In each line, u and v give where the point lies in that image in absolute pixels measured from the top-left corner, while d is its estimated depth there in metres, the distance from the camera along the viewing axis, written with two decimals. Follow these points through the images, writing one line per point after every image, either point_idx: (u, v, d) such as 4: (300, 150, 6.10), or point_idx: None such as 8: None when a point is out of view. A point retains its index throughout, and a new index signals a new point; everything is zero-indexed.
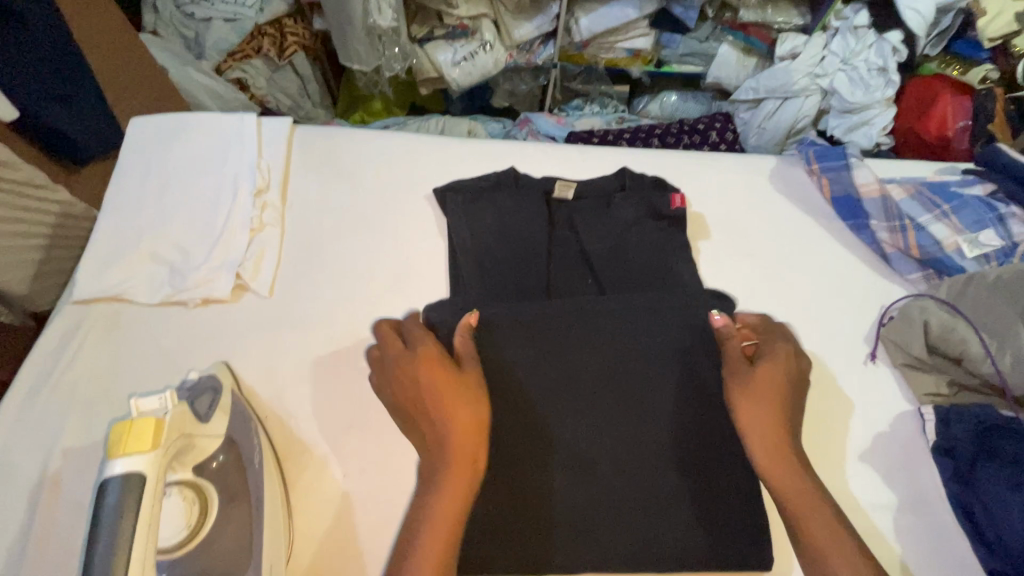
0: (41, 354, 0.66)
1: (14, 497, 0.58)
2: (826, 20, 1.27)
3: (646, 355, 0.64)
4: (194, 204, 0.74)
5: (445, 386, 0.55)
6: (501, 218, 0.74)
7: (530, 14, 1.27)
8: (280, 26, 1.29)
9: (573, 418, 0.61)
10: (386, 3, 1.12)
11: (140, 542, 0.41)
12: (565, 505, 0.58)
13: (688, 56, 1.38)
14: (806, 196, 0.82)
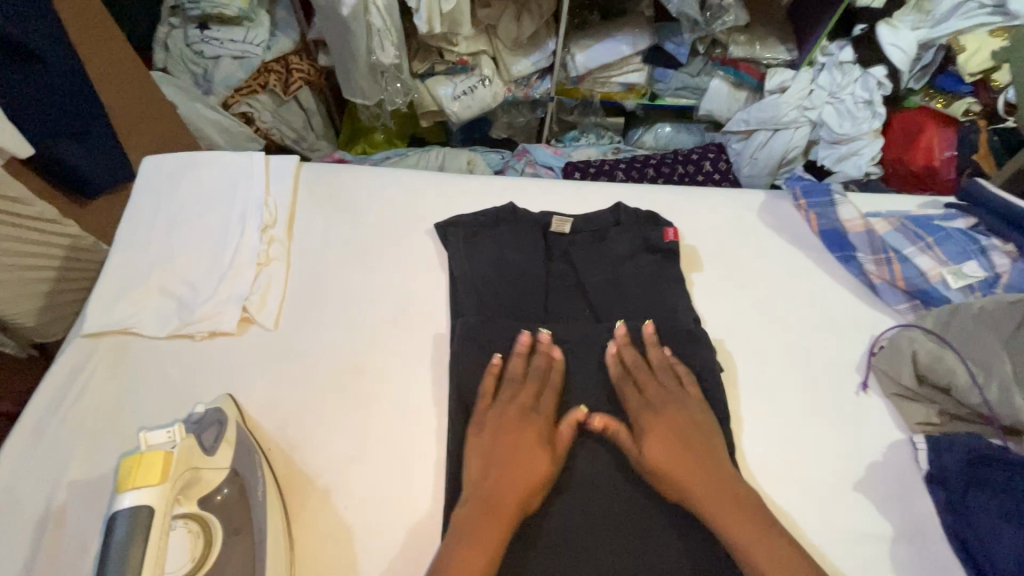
0: (50, 387, 0.67)
1: (17, 532, 0.58)
2: (812, 56, 1.33)
3: (688, 419, 0.65)
4: (203, 240, 0.76)
5: (526, 446, 0.61)
6: (500, 251, 0.77)
7: (528, 50, 1.33)
8: (286, 63, 1.36)
9: (624, 493, 0.61)
10: (388, 42, 1.19)
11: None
12: (562, 548, 0.58)
13: (681, 90, 1.42)
14: (794, 229, 0.85)
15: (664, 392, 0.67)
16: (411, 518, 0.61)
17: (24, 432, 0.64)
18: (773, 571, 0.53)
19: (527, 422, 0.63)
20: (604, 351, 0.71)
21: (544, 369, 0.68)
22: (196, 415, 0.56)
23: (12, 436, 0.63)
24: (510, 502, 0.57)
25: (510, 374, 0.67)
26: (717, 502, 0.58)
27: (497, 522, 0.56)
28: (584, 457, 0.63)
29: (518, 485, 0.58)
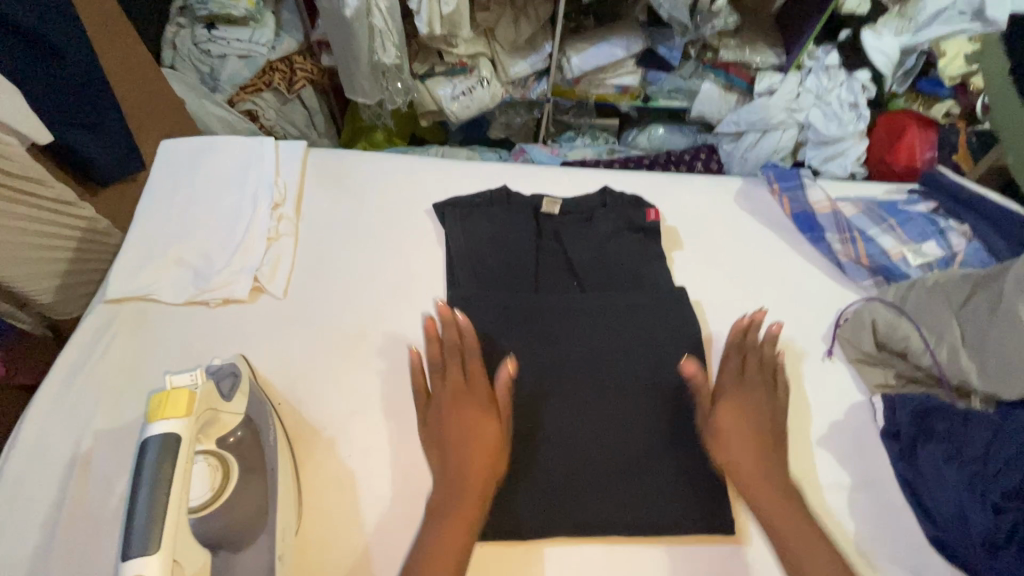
0: (75, 347, 0.72)
1: (47, 473, 0.63)
2: (800, 60, 1.41)
3: (762, 400, 0.69)
4: (217, 217, 0.82)
5: (472, 417, 0.65)
6: (494, 229, 0.83)
7: (525, 53, 1.40)
8: (290, 63, 1.41)
9: (581, 432, 0.68)
10: (390, 43, 1.25)
11: (179, 483, 0.47)
12: (552, 492, 0.65)
13: (674, 92, 1.49)
14: (769, 213, 0.91)
15: (761, 377, 0.70)
16: (409, 466, 0.66)
17: (52, 388, 0.69)
18: (792, 537, 0.60)
19: (466, 393, 0.67)
20: (588, 319, 0.75)
21: (458, 342, 0.70)
22: (213, 366, 0.61)
23: (41, 390, 0.68)
24: (475, 465, 0.62)
25: (431, 359, 0.69)
26: (754, 478, 0.63)
27: (472, 483, 0.61)
28: (556, 394, 0.70)
29: (471, 454, 0.62)
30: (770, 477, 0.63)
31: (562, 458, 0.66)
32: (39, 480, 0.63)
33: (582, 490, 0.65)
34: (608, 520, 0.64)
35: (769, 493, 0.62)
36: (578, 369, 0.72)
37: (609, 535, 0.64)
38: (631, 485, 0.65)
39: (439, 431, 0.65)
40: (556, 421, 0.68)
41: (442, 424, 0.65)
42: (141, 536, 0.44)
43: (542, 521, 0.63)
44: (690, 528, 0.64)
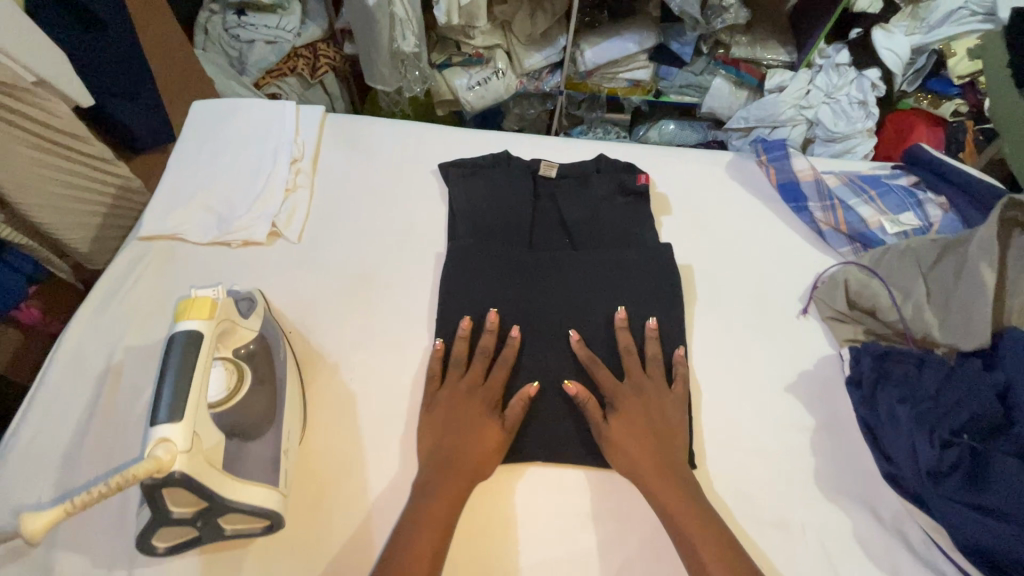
0: (111, 276, 0.79)
1: (84, 380, 0.71)
2: (810, 58, 1.43)
3: (659, 408, 0.70)
4: (241, 169, 0.89)
5: (476, 421, 0.67)
6: (493, 186, 0.89)
7: (540, 46, 1.47)
8: (314, 50, 1.52)
9: (561, 369, 0.75)
10: (410, 32, 1.32)
11: (202, 365, 0.55)
12: (528, 421, 0.71)
13: (686, 88, 1.54)
14: (756, 184, 0.95)
15: (655, 382, 0.72)
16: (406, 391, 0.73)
17: (89, 310, 0.76)
18: (707, 543, 0.59)
19: (474, 397, 0.70)
20: (576, 270, 0.81)
21: (490, 347, 0.73)
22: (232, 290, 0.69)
23: (80, 310, 0.76)
24: (464, 461, 0.65)
25: (455, 357, 0.73)
26: (664, 487, 0.64)
27: (453, 482, 0.63)
28: (533, 342, 0.76)
29: (466, 453, 0.65)
30: (679, 487, 0.64)
31: (550, 392, 0.73)
32: (77, 385, 0.70)
33: (557, 426, 0.71)
34: (582, 445, 0.70)
35: (684, 510, 0.62)
36: (564, 312, 0.78)
37: (585, 459, 0.70)
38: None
39: (441, 427, 0.67)
40: (534, 363, 0.75)
41: (442, 421, 0.68)
42: (169, 408, 0.51)
43: (522, 442, 0.70)
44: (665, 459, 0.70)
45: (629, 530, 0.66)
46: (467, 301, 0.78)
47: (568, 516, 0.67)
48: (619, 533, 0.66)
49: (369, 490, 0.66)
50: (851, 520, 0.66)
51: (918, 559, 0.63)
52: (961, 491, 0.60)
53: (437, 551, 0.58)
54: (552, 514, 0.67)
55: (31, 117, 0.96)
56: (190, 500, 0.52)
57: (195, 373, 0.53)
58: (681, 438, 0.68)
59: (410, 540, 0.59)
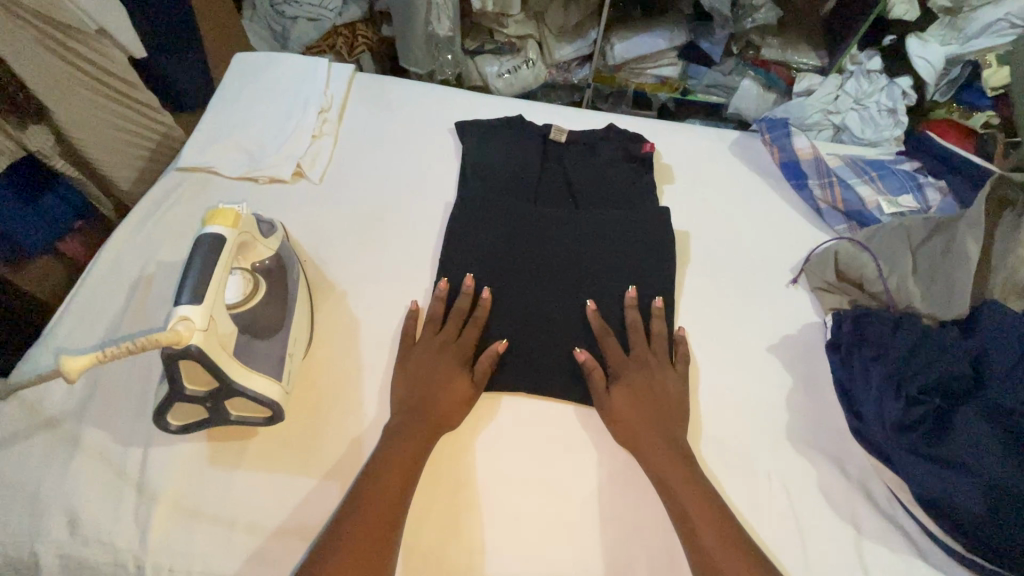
0: (150, 198, 0.87)
1: (118, 286, 0.78)
2: (841, 63, 1.42)
3: (659, 382, 0.72)
4: (274, 115, 0.96)
5: (447, 372, 0.71)
6: (503, 146, 0.95)
7: (571, 38, 1.53)
8: (353, 29, 1.58)
9: (553, 314, 0.79)
10: (444, 15, 1.40)
11: (222, 265, 0.60)
12: (508, 363, 0.75)
13: (712, 88, 1.57)
14: (759, 161, 0.98)
15: (658, 356, 0.75)
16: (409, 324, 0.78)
17: (129, 225, 0.84)
18: (694, 504, 0.62)
19: (446, 352, 0.73)
20: (575, 224, 0.86)
21: (466, 308, 0.77)
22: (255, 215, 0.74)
23: (123, 224, 0.83)
24: (434, 408, 0.68)
25: (431, 315, 0.76)
26: (655, 452, 0.67)
27: (422, 427, 0.67)
28: (518, 296, 0.80)
29: (437, 401, 0.69)
30: (667, 453, 0.66)
31: (539, 333, 0.77)
32: (112, 289, 0.77)
33: (546, 364, 0.76)
34: (563, 381, 0.74)
35: (674, 476, 0.64)
36: (560, 263, 0.83)
37: (567, 394, 0.74)
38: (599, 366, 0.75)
39: (414, 380, 0.71)
40: (527, 306, 0.79)
41: (415, 373, 0.71)
42: (191, 292, 0.57)
43: (511, 379, 0.74)
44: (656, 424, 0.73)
45: (603, 461, 0.71)
46: (471, 244, 0.83)
47: (548, 444, 0.71)
48: (593, 463, 0.70)
49: (364, 404, 0.71)
50: (816, 470, 0.69)
51: (877, 511, 0.66)
52: (922, 442, 0.63)
53: (404, 482, 0.62)
54: (532, 441, 0.71)
55: (92, 60, 1.05)
56: (203, 379, 0.58)
57: (216, 269, 0.59)
58: (676, 407, 0.71)
59: (404, 445, 0.65)
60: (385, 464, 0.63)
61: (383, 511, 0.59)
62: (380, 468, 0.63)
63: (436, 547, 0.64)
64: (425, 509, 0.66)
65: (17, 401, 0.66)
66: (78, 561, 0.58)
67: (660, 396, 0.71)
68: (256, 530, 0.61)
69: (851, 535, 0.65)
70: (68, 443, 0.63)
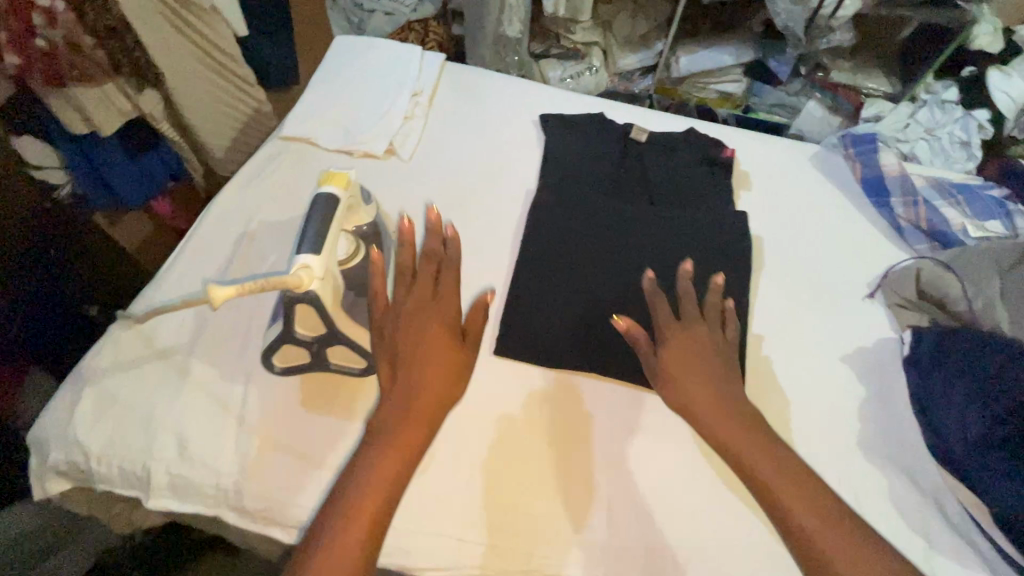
0: (255, 161, 0.93)
1: (227, 238, 0.84)
2: (916, 91, 1.39)
3: (705, 343, 0.70)
4: (368, 96, 1.01)
5: (434, 329, 0.63)
6: (586, 141, 0.98)
7: (636, 49, 1.57)
8: (426, 25, 1.67)
9: (627, 302, 0.81)
10: (516, 18, 1.41)
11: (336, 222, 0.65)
12: (582, 345, 0.77)
13: (777, 106, 1.56)
14: (840, 175, 0.98)
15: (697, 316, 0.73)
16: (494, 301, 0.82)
17: (236, 183, 0.90)
18: (784, 488, 0.58)
19: (432, 305, 0.66)
20: (653, 221, 0.88)
21: (440, 252, 0.71)
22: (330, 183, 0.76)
23: (229, 182, 0.90)
24: (436, 371, 0.61)
25: (401, 269, 0.69)
26: (725, 433, 0.62)
27: (427, 393, 0.60)
28: (596, 284, 0.82)
29: (429, 361, 0.61)
30: (731, 426, 0.63)
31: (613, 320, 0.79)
32: (221, 240, 0.84)
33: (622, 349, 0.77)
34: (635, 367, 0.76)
35: (767, 462, 0.60)
36: (637, 255, 0.85)
37: (638, 378, 0.76)
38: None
39: (401, 337, 0.63)
40: (603, 293, 0.81)
41: (401, 326, 0.64)
42: (310, 243, 0.61)
43: (585, 360, 0.77)
44: None
45: (670, 446, 0.72)
46: (552, 232, 0.87)
47: (614, 419, 0.74)
48: (665, 452, 0.72)
49: None
50: (887, 480, 0.69)
51: (949, 527, 0.66)
52: (1005, 461, 0.62)
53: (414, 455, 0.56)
54: (597, 414, 0.74)
55: (199, 31, 1.09)
56: (313, 326, 0.63)
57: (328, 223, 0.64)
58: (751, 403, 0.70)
59: (428, 357, 0.62)
60: (395, 426, 0.58)
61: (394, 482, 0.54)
62: (392, 430, 0.57)
63: (506, 515, 0.67)
64: (496, 471, 0.69)
65: (136, 330, 0.72)
66: (185, 480, 0.63)
67: (697, 349, 0.69)
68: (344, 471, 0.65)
69: (922, 547, 0.65)
70: (182, 369, 0.69)
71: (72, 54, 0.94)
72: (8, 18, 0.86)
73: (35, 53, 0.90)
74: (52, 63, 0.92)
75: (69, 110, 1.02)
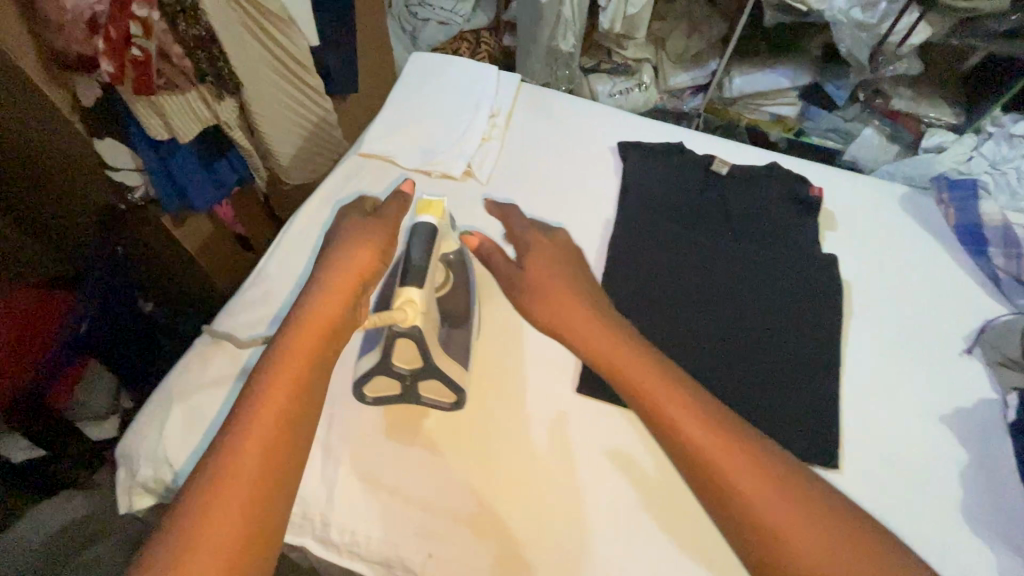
0: (336, 179, 0.93)
1: (308, 255, 0.84)
2: (980, 123, 1.33)
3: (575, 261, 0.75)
4: (445, 114, 1.01)
5: (363, 234, 0.68)
6: (665, 171, 0.96)
7: (688, 66, 1.52)
8: (478, 35, 1.71)
9: (712, 344, 0.78)
10: (571, 33, 1.38)
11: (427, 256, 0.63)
12: None
13: (830, 132, 1.50)
14: (932, 220, 0.94)
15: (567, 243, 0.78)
16: None
17: (319, 198, 0.91)
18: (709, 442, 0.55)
19: (366, 218, 0.71)
20: (737, 261, 0.85)
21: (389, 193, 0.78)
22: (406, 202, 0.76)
23: (312, 197, 0.90)
24: (359, 272, 0.63)
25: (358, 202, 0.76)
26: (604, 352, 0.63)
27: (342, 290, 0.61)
28: (678, 323, 0.80)
29: (352, 260, 0.64)
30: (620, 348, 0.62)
31: (698, 362, 0.76)
32: (303, 256, 0.84)
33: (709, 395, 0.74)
34: None
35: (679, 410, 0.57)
36: (719, 294, 0.82)
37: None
38: (759, 406, 0.73)
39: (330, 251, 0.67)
40: (686, 334, 0.79)
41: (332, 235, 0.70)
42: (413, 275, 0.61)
43: None
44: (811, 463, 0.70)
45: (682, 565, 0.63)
46: (631, 264, 0.85)
47: (624, 495, 0.67)
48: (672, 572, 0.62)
49: (529, 406, 0.72)
50: (992, 552, 0.65)
51: None
52: None
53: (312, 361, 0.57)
54: (566, 433, 0.71)
55: (279, 43, 1.10)
56: (408, 358, 0.62)
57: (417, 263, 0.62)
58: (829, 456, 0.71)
59: (353, 260, 0.64)
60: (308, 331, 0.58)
61: (288, 401, 0.54)
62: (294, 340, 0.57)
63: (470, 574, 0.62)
64: (484, 520, 0.64)
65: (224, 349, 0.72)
66: None
67: (562, 269, 0.72)
68: (431, 509, 0.64)
69: None
70: (239, 372, 0.70)
71: (162, 62, 0.95)
72: (107, 26, 0.85)
73: (130, 60, 0.89)
74: (146, 71, 0.92)
75: (153, 117, 1.01)
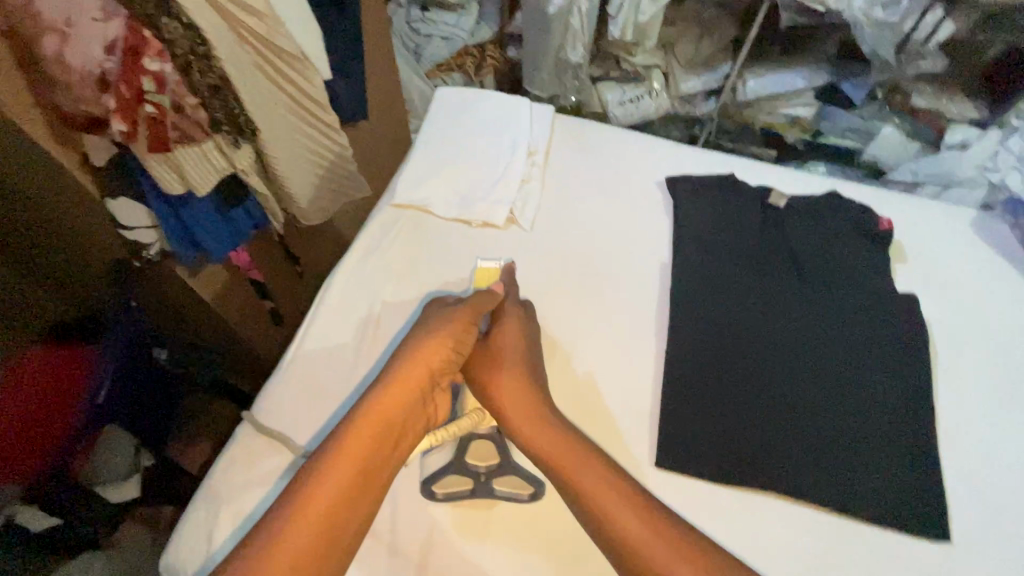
0: (370, 234, 0.87)
1: (350, 322, 0.79)
2: (1007, 116, 1.16)
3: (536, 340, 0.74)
4: (481, 155, 0.94)
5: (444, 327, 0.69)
6: (720, 206, 0.90)
7: (699, 70, 1.35)
8: (484, 49, 1.61)
9: (794, 401, 0.73)
10: (580, 41, 1.27)
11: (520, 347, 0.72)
12: (750, 445, 0.70)
13: (849, 132, 1.35)
14: (1005, 246, 0.90)
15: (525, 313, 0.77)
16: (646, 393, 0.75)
17: (355, 255, 0.85)
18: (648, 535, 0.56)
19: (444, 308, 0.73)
20: (809, 305, 0.80)
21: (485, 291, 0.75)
22: (489, 293, 0.74)
23: (347, 256, 0.84)
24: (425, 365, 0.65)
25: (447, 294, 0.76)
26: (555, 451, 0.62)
27: (403, 382, 0.63)
28: (756, 378, 0.74)
29: (420, 356, 0.65)
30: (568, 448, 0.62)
31: (783, 424, 0.71)
32: (344, 323, 0.79)
33: (797, 461, 0.69)
34: (806, 484, 0.67)
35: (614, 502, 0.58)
36: (795, 343, 0.77)
37: (824, 500, 0.67)
38: (861, 474, 0.68)
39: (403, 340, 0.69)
40: (767, 391, 0.73)
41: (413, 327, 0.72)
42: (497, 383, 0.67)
43: (755, 473, 0.68)
44: (914, 532, 0.66)
45: None
46: (697, 313, 0.80)
47: None
48: None
49: None
50: None
51: None
52: None
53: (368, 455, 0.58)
54: None
55: (292, 82, 0.93)
56: (485, 456, 0.67)
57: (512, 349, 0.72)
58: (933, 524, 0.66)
59: (421, 356, 0.66)
60: (367, 416, 0.60)
61: (340, 488, 0.56)
62: (351, 436, 0.59)
63: None
64: None
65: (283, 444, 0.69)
66: None
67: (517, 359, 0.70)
68: None
69: None
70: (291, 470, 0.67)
71: (177, 116, 0.80)
72: (119, 84, 0.73)
73: (144, 118, 0.77)
74: (161, 128, 0.79)
75: (166, 169, 0.84)
